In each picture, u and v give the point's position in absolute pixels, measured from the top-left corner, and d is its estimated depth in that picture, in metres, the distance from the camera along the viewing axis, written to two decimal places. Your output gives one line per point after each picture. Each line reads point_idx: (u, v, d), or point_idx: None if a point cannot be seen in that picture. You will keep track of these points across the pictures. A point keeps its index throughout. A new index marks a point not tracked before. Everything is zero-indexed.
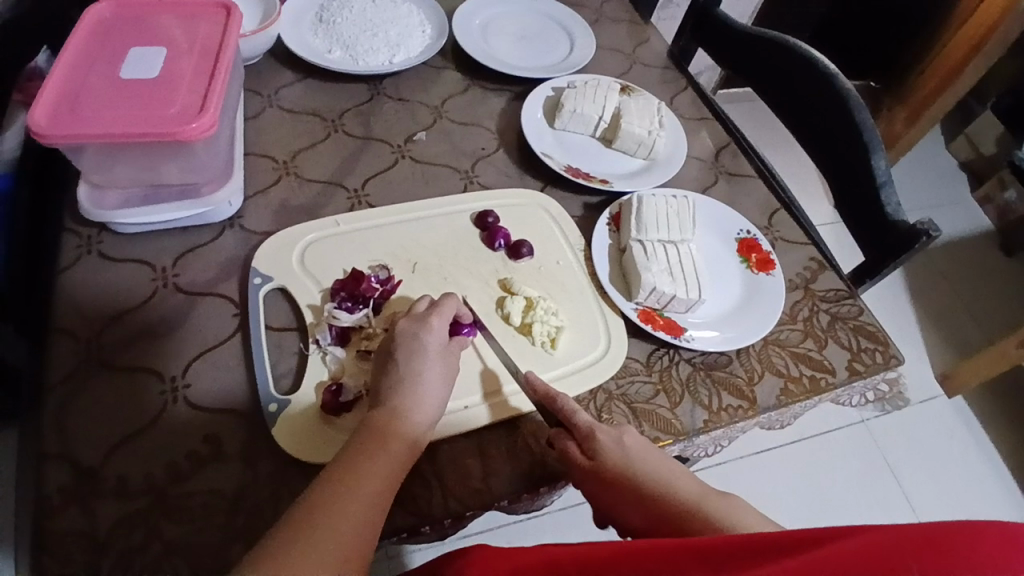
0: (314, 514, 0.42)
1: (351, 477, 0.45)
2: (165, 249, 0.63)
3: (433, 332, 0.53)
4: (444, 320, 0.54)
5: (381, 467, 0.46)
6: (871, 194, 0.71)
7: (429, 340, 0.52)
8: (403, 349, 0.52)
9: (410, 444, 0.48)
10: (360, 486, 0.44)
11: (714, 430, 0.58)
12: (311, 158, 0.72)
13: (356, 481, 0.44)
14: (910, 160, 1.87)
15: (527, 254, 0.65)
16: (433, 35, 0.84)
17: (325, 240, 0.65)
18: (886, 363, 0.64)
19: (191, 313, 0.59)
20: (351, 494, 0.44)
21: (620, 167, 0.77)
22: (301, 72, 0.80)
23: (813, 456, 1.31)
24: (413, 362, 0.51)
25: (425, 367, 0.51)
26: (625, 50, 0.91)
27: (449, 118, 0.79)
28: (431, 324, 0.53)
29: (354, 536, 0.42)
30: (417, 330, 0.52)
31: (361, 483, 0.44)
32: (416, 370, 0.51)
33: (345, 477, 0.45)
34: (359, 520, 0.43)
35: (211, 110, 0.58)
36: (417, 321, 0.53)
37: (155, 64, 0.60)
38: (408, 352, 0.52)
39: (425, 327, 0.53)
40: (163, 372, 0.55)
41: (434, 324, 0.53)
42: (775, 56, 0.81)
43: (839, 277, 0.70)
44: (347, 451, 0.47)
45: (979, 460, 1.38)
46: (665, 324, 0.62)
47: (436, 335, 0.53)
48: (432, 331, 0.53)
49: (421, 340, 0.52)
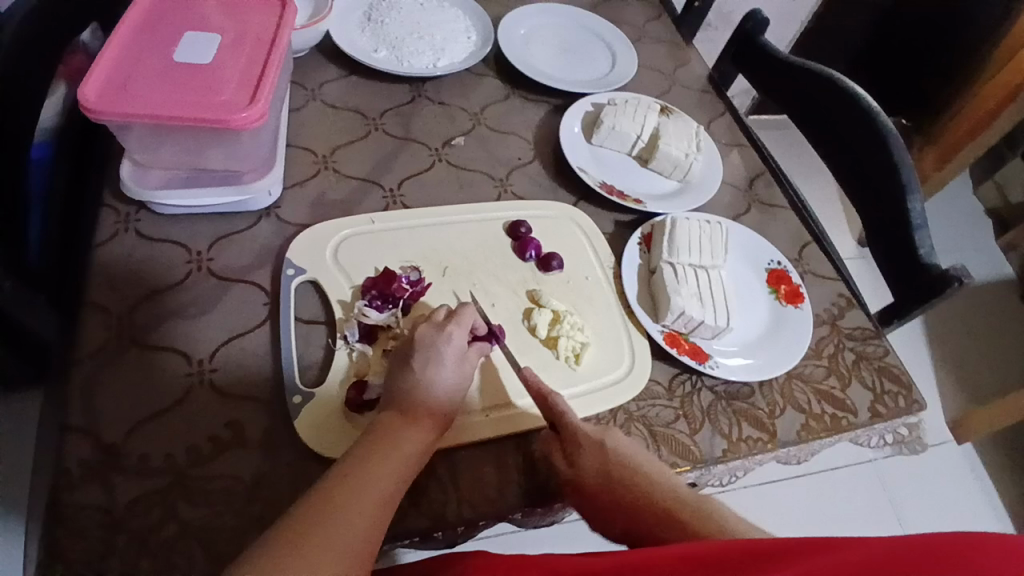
0: (329, 507, 0.41)
1: (365, 472, 0.44)
2: (200, 233, 0.64)
3: (452, 340, 0.53)
4: (462, 330, 0.54)
5: (394, 467, 0.45)
6: (905, 236, 0.71)
7: (447, 348, 0.52)
8: (421, 354, 0.51)
9: (422, 448, 0.48)
10: (374, 484, 0.44)
11: (732, 461, 0.58)
12: (350, 154, 0.73)
13: (369, 478, 0.44)
14: (936, 201, 1.86)
15: (557, 267, 0.66)
16: (477, 42, 0.85)
17: (359, 237, 0.65)
18: (908, 408, 0.63)
19: (222, 299, 0.60)
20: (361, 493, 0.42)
21: (654, 187, 0.77)
22: (346, 68, 0.80)
23: (817, 492, 1.30)
24: (430, 368, 0.51)
25: (441, 374, 0.51)
26: (666, 71, 0.91)
27: (488, 124, 0.79)
28: (449, 333, 0.53)
29: (366, 537, 0.41)
30: (436, 337, 0.52)
31: (375, 481, 0.44)
32: (433, 375, 0.51)
33: (357, 473, 0.44)
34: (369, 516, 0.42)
35: (261, 101, 0.58)
36: (434, 329, 0.53)
37: (208, 50, 0.61)
38: (425, 357, 0.51)
39: (443, 336, 0.52)
40: (190, 355, 0.56)
41: (452, 333, 0.53)
42: (815, 90, 0.81)
43: (866, 316, 0.70)
44: (358, 450, 0.46)
45: (985, 510, 1.36)
46: (690, 349, 0.62)
47: (455, 343, 0.53)
48: (450, 340, 0.53)
49: (439, 348, 0.52)
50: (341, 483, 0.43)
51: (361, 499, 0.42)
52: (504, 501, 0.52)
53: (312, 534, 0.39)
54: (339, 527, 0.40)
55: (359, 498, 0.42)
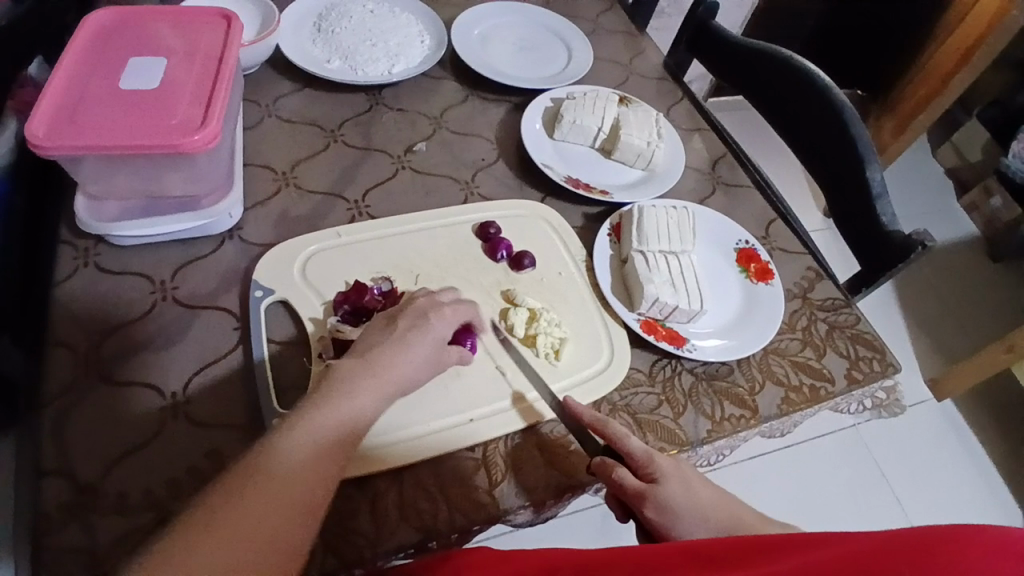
0: (257, 487, 0.40)
1: (298, 448, 0.43)
2: (163, 261, 0.62)
3: (437, 325, 0.52)
4: (446, 321, 0.53)
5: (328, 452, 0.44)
6: (867, 205, 0.72)
7: (430, 333, 0.52)
8: (397, 339, 0.51)
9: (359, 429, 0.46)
10: (306, 466, 0.42)
11: (717, 441, 0.58)
12: (311, 169, 0.72)
13: (310, 458, 0.43)
14: (896, 169, 1.91)
15: (529, 265, 0.66)
16: (432, 45, 0.85)
17: (326, 251, 0.64)
18: (883, 372, 0.65)
19: (191, 326, 0.59)
20: (299, 479, 0.42)
21: (620, 177, 0.78)
22: (300, 82, 0.79)
23: (806, 462, 1.32)
24: (400, 351, 0.50)
25: (409, 355, 0.50)
26: (622, 62, 0.91)
27: (449, 128, 0.79)
28: (432, 322, 0.52)
29: (297, 527, 0.41)
30: (422, 320, 0.52)
31: (306, 463, 0.43)
32: (400, 359, 0.50)
33: (287, 452, 0.43)
34: (302, 505, 0.41)
35: (214, 121, 0.57)
36: (420, 311, 0.53)
37: (156, 74, 0.60)
38: (402, 342, 0.50)
39: (425, 323, 0.52)
40: (162, 386, 0.55)
41: (443, 315, 0.53)
42: (769, 69, 0.82)
43: (836, 286, 0.71)
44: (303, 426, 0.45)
45: (968, 464, 1.40)
46: (667, 335, 0.63)
47: (439, 328, 0.52)
48: (436, 323, 0.52)
49: (420, 330, 0.51)
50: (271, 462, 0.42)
51: (296, 483, 0.42)
52: (496, 504, 0.51)
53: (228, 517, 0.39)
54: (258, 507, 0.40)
55: (295, 482, 0.42)
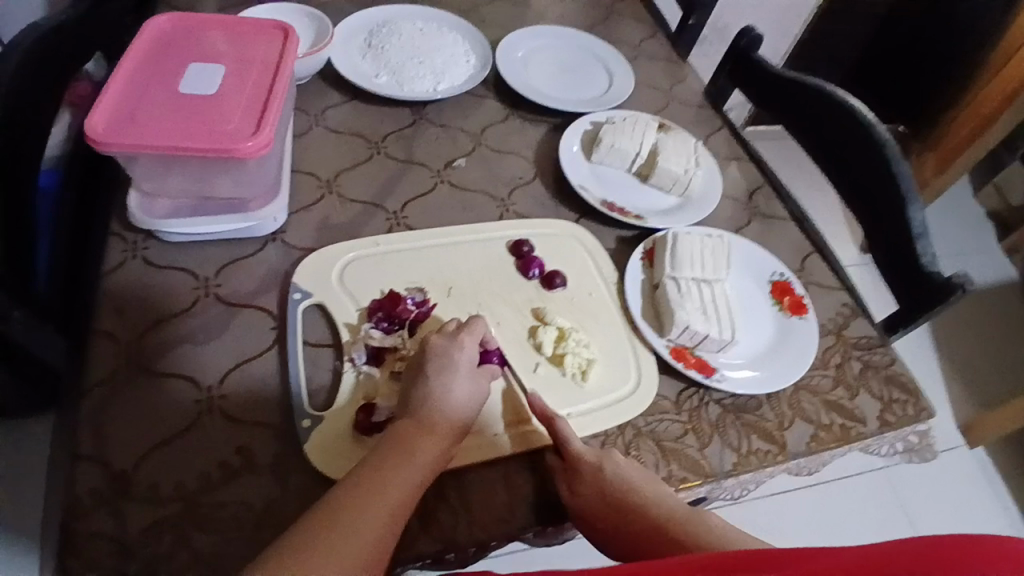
0: (334, 525, 0.43)
1: (372, 488, 0.45)
2: (208, 259, 0.65)
3: (465, 350, 0.54)
4: (475, 340, 0.55)
5: (402, 482, 0.46)
6: (907, 244, 0.71)
7: (460, 358, 0.53)
8: (434, 364, 0.52)
9: (431, 461, 0.48)
10: (382, 495, 0.45)
11: (742, 475, 0.58)
12: (353, 178, 0.74)
13: (380, 483, 0.45)
14: (936, 207, 1.87)
15: (560, 284, 0.66)
16: (476, 64, 0.87)
17: (364, 259, 0.66)
18: (917, 416, 0.63)
19: (229, 324, 0.61)
20: (371, 503, 0.44)
21: (655, 202, 0.78)
22: (348, 93, 0.82)
23: (829, 503, 1.28)
24: (443, 376, 0.51)
25: (457, 384, 0.52)
26: (662, 88, 0.92)
27: (488, 145, 0.80)
28: (461, 342, 0.54)
29: (371, 547, 0.43)
30: (448, 346, 0.53)
31: (381, 495, 0.45)
32: (445, 384, 0.51)
33: (363, 489, 0.45)
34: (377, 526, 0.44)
35: (266, 130, 0.60)
36: (447, 339, 0.54)
37: (214, 81, 0.63)
38: (439, 366, 0.52)
39: (456, 344, 0.54)
40: (199, 381, 0.56)
41: (464, 342, 0.54)
42: (811, 103, 0.82)
43: (871, 325, 0.70)
44: (372, 460, 0.47)
45: (1002, 519, 1.34)
46: (696, 363, 0.63)
47: (467, 353, 0.54)
48: (463, 349, 0.53)
49: (452, 357, 0.53)
50: (349, 500, 0.44)
51: (366, 506, 0.44)
52: (515, 520, 0.52)
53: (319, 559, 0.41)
54: (344, 541, 0.42)
55: (368, 504, 0.44)
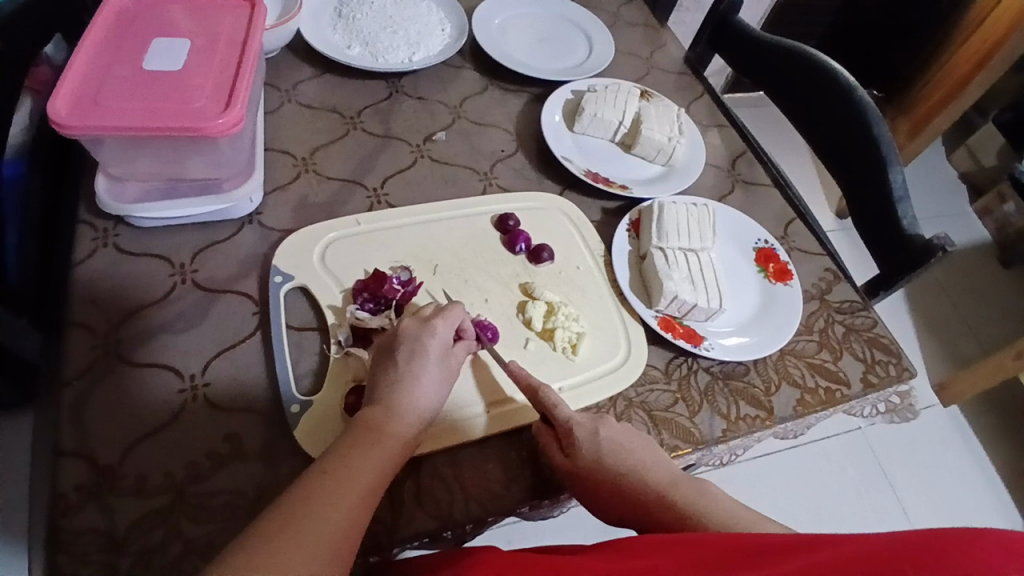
0: (304, 510, 0.41)
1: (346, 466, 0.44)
2: (183, 244, 0.62)
3: (437, 334, 0.53)
4: (449, 324, 0.54)
5: (375, 462, 0.45)
6: (888, 208, 0.71)
7: (432, 343, 0.52)
8: (405, 349, 0.52)
9: (404, 443, 0.48)
10: (348, 483, 0.43)
11: (732, 440, 0.58)
12: (329, 156, 0.72)
13: (349, 471, 0.44)
14: (910, 172, 1.90)
15: (548, 258, 0.65)
16: (453, 34, 0.84)
17: (345, 239, 0.64)
18: (899, 376, 0.64)
19: (209, 311, 0.59)
20: (341, 489, 0.43)
21: (639, 173, 0.77)
22: (320, 67, 0.79)
23: (810, 462, 1.32)
24: (413, 363, 0.51)
25: (427, 369, 0.51)
26: (643, 55, 0.90)
27: (468, 118, 0.78)
28: (434, 327, 0.53)
29: (342, 535, 0.41)
30: (420, 332, 0.53)
31: (352, 476, 0.44)
32: (416, 370, 0.51)
33: (331, 476, 0.43)
34: (347, 514, 0.42)
35: (237, 106, 0.57)
36: (419, 324, 0.53)
37: (179, 56, 0.59)
38: (409, 352, 0.52)
39: (429, 329, 0.53)
40: (181, 371, 0.55)
41: (437, 327, 0.53)
42: (792, 67, 0.81)
43: (853, 288, 0.71)
44: (339, 448, 0.46)
45: (973, 471, 1.40)
46: (685, 333, 0.63)
47: (439, 337, 0.53)
48: (435, 333, 0.53)
49: (424, 342, 0.52)
50: (319, 483, 0.43)
51: (336, 494, 0.42)
52: (508, 497, 0.52)
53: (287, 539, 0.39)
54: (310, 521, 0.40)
55: (334, 494, 0.42)
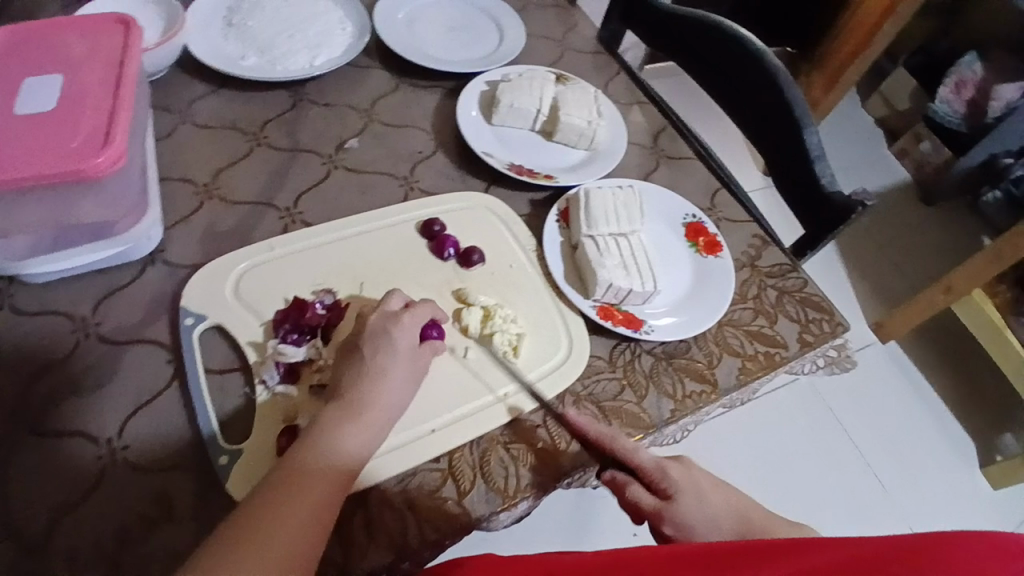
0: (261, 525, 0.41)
1: (301, 476, 0.44)
2: (82, 294, 0.57)
3: (403, 327, 0.52)
4: (416, 318, 0.54)
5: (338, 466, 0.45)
6: (806, 169, 0.73)
7: (399, 336, 0.52)
8: (370, 344, 0.51)
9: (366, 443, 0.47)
10: (308, 492, 0.44)
11: (681, 419, 0.59)
12: (235, 178, 0.67)
13: (310, 480, 0.44)
14: (830, 121, 1.96)
15: (479, 260, 0.63)
16: (354, 32, 0.80)
17: (262, 266, 0.61)
18: (833, 331, 0.66)
19: (120, 364, 0.54)
20: (298, 499, 0.43)
21: (562, 159, 0.76)
22: (214, 83, 0.74)
23: (765, 416, 1.37)
24: (379, 358, 0.50)
25: (395, 363, 0.51)
26: (555, 36, 0.89)
27: (381, 121, 0.75)
28: (401, 320, 0.52)
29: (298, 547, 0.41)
30: (387, 325, 0.52)
31: (316, 480, 0.44)
32: (381, 366, 0.50)
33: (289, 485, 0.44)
34: (306, 525, 0.42)
35: (118, 140, 0.52)
36: (384, 317, 0.53)
37: (50, 92, 0.54)
38: (375, 347, 0.51)
39: (395, 322, 0.52)
40: (97, 434, 0.50)
41: (404, 321, 0.53)
42: (702, 36, 0.81)
43: (782, 251, 0.72)
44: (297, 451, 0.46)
45: (916, 400, 1.48)
46: (624, 319, 0.62)
47: (408, 335, 0.52)
48: (402, 327, 0.52)
49: (389, 336, 0.51)
50: (277, 492, 0.43)
51: (295, 505, 0.43)
52: (466, 512, 0.50)
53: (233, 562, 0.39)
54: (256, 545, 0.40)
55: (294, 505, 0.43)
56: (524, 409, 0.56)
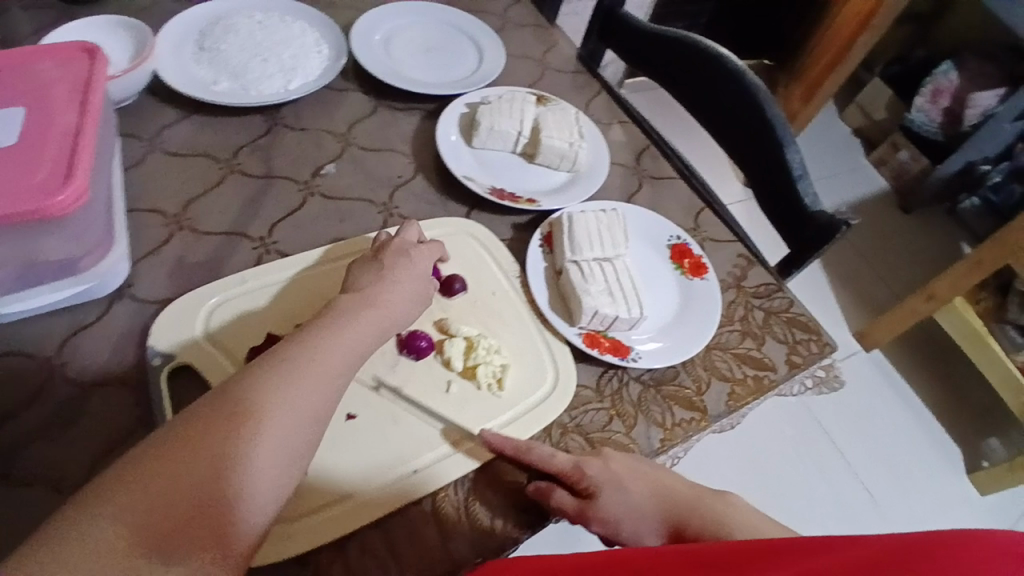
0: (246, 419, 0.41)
1: (250, 398, 0.42)
2: (44, 333, 0.55)
3: (416, 260, 0.56)
4: (427, 257, 0.58)
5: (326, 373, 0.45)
6: (789, 187, 0.72)
7: (412, 270, 0.55)
8: (388, 261, 0.55)
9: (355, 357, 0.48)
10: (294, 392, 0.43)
11: (671, 449, 0.57)
12: (207, 207, 0.65)
13: (296, 386, 0.43)
14: (809, 131, 1.99)
15: (460, 288, 0.62)
16: (329, 55, 0.78)
17: (236, 301, 0.58)
18: (821, 352, 0.65)
19: (84, 407, 0.52)
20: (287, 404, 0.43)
21: (544, 181, 0.75)
22: (185, 108, 0.71)
23: (752, 428, 1.37)
24: (386, 283, 0.53)
25: (401, 288, 0.53)
26: (534, 56, 0.88)
27: (358, 145, 0.73)
28: (412, 255, 0.56)
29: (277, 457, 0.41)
30: (401, 256, 0.56)
31: (305, 383, 0.44)
32: (386, 289, 0.53)
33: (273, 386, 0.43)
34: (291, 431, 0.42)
35: (80, 177, 0.50)
36: (399, 250, 0.57)
37: (7, 127, 0.52)
38: (387, 271, 0.54)
39: (408, 257, 0.56)
40: (59, 483, 0.48)
41: (414, 255, 0.57)
42: (682, 54, 0.81)
43: (767, 271, 0.72)
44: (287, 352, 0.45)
45: (902, 408, 1.48)
46: (611, 346, 0.61)
47: (381, 306, 0.51)
48: (414, 260, 0.56)
49: (403, 265, 0.55)
50: (262, 386, 0.43)
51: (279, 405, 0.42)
52: (452, 556, 0.48)
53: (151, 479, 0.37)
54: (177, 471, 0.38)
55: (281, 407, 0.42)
56: (525, 434, 0.55)
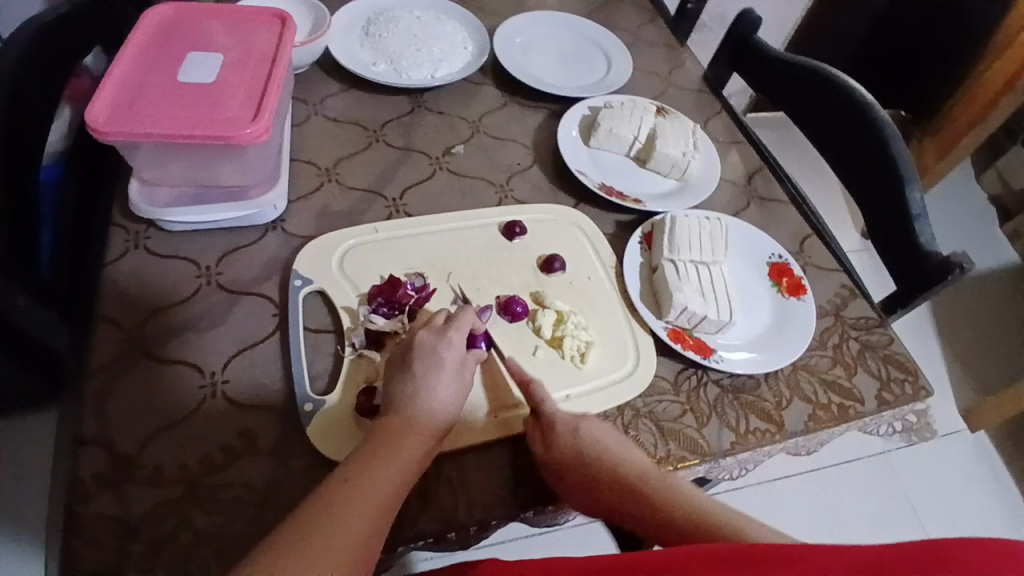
0: (338, 500, 0.42)
1: (357, 474, 0.44)
2: (209, 247, 0.65)
3: (452, 345, 0.53)
4: (462, 334, 0.54)
5: (409, 452, 0.47)
6: (905, 225, 0.71)
7: (447, 354, 0.52)
8: (421, 360, 0.51)
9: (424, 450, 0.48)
10: (381, 477, 0.44)
11: (740, 454, 0.58)
12: (352, 166, 0.75)
13: (382, 466, 0.45)
14: (939, 193, 1.86)
15: (560, 268, 0.67)
16: (474, 52, 0.87)
17: (365, 246, 0.67)
18: (915, 395, 0.63)
19: (231, 311, 0.61)
20: (369, 477, 0.44)
21: (653, 187, 0.78)
22: (347, 83, 0.82)
23: (829, 487, 1.29)
24: (429, 374, 0.51)
25: (441, 380, 0.51)
26: (660, 73, 0.92)
27: (486, 132, 0.81)
28: (450, 338, 0.53)
29: (379, 503, 0.43)
30: (436, 343, 0.52)
31: (392, 460, 0.46)
32: (430, 382, 0.50)
33: (370, 460, 0.45)
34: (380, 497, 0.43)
35: (264, 117, 0.60)
36: (434, 334, 0.53)
37: (212, 70, 0.63)
38: (426, 364, 0.51)
39: (444, 341, 0.53)
40: (201, 367, 0.57)
41: (452, 338, 0.53)
42: (810, 85, 0.82)
43: (870, 305, 0.70)
44: (363, 451, 0.46)
45: (1005, 503, 1.34)
46: (694, 344, 0.63)
47: (455, 349, 0.53)
48: (450, 344, 0.53)
49: (438, 354, 0.52)
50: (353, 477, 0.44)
51: (370, 484, 0.44)
52: (513, 500, 0.53)
53: (315, 537, 0.40)
54: (370, 493, 0.43)
55: (376, 472, 0.45)
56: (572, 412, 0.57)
